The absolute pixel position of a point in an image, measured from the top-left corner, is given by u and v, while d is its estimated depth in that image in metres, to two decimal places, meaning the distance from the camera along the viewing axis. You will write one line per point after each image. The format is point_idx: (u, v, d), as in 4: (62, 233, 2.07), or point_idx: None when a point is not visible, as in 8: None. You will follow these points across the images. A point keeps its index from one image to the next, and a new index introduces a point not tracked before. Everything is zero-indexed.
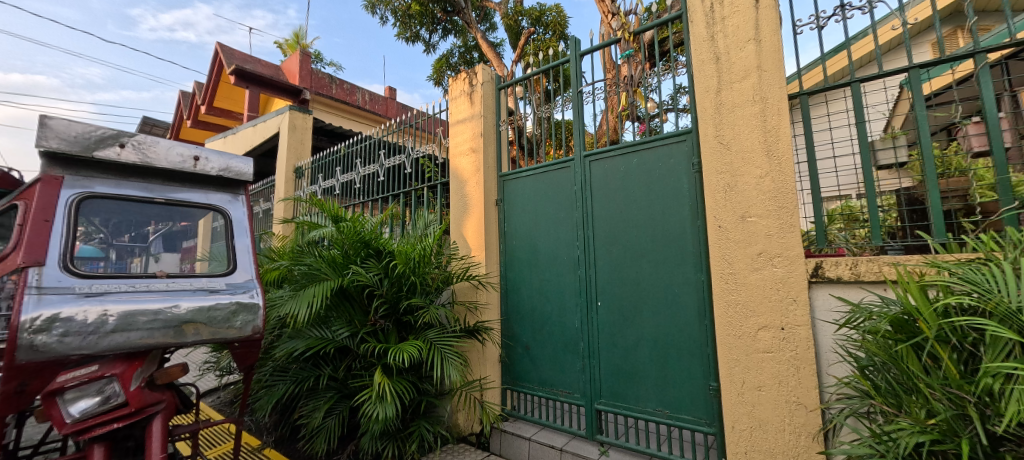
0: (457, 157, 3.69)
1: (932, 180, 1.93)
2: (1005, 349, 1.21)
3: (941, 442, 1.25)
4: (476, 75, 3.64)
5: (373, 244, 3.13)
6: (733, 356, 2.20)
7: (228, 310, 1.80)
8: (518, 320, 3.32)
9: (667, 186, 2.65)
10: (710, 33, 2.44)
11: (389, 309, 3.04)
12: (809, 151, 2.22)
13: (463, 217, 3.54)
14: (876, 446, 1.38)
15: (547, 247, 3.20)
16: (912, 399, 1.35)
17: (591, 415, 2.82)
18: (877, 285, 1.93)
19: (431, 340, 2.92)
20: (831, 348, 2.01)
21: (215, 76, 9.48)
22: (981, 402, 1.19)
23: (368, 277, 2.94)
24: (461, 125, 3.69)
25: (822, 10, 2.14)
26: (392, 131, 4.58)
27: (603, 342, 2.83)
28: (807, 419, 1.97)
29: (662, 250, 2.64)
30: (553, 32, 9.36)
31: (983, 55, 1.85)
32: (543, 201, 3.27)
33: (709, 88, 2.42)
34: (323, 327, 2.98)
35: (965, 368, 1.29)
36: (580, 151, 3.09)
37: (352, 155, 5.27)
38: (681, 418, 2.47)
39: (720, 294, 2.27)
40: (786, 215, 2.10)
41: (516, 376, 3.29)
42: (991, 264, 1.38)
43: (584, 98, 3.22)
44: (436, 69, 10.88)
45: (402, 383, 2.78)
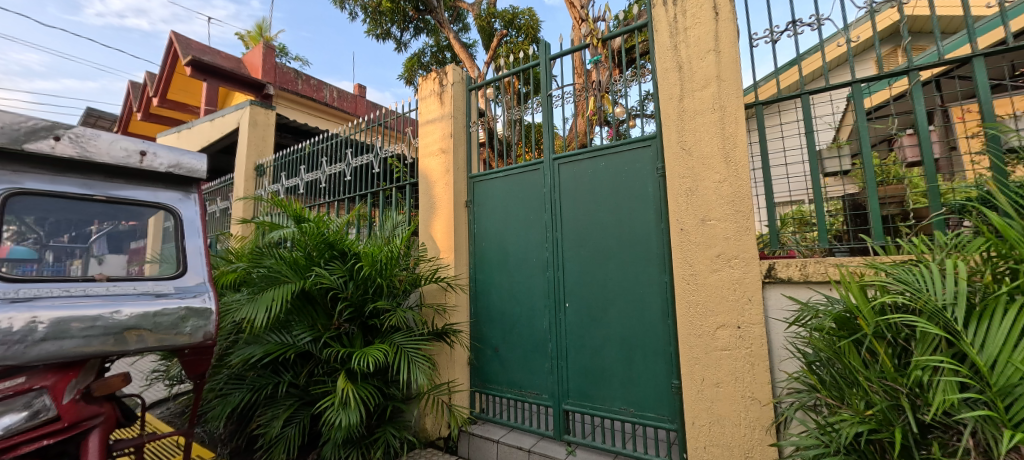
0: (426, 158, 3.64)
1: (872, 187, 2.08)
2: (933, 343, 1.32)
3: (878, 431, 1.33)
4: (446, 76, 3.61)
5: (338, 245, 3.05)
6: (693, 354, 2.27)
7: (177, 316, 1.69)
8: (487, 322, 3.31)
9: (633, 190, 2.72)
10: (673, 42, 2.53)
11: (354, 312, 2.96)
12: (764, 158, 2.34)
13: (431, 218, 3.50)
14: (822, 436, 1.47)
15: (516, 249, 3.21)
16: (853, 391, 1.44)
17: (559, 415, 2.84)
18: (823, 285, 2.05)
19: (399, 344, 2.86)
20: (783, 345, 2.12)
21: (169, 68, 8.96)
22: (913, 393, 1.29)
23: (331, 280, 2.85)
24: (431, 125, 3.65)
25: (776, 25, 2.26)
26: (359, 130, 4.48)
27: (571, 343, 2.86)
28: (761, 413, 2.07)
29: (628, 252, 2.70)
30: (525, 35, 9.44)
31: (916, 73, 2.01)
32: (513, 203, 3.28)
33: (672, 95, 2.51)
34: (283, 332, 2.87)
35: (899, 361, 1.39)
36: (550, 154, 3.12)
37: (317, 153, 5.11)
38: (646, 416, 2.53)
39: (682, 294, 2.34)
40: (742, 219, 2.20)
41: (485, 379, 3.27)
42: (922, 265, 1.50)
43: (554, 102, 3.27)
44: (407, 68, 10.75)
45: (366, 388, 2.71)
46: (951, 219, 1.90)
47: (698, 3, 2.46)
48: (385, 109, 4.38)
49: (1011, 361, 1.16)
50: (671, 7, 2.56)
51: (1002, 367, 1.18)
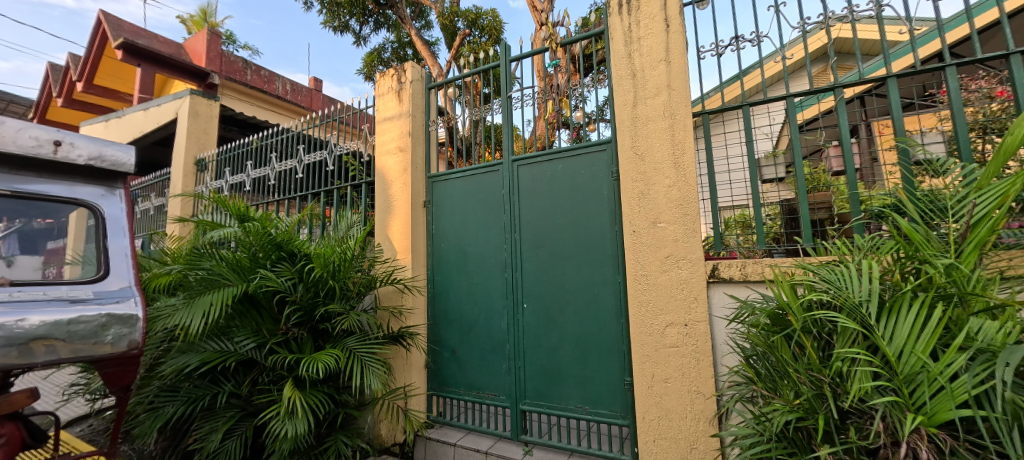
0: (383, 156, 3.55)
1: (803, 194, 2.25)
2: (851, 337, 1.46)
3: (804, 419, 1.44)
4: (404, 73, 3.54)
5: (287, 246, 2.90)
6: (645, 352, 2.36)
7: (96, 324, 1.53)
8: (445, 324, 3.27)
9: (589, 192, 2.79)
10: (628, 51, 2.62)
11: (303, 317, 2.82)
12: (710, 164, 2.47)
13: (388, 219, 3.41)
14: (757, 426, 1.57)
15: (475, 250, 3.20)
16: (784, 383, 1.55)
17: (516, 415, 2.86)
18: (760, 284, 2.19)
19: (352, 349, 2.76)
20: (725, 341, 2.24)
21: (96, 50, 8.17)
22: (834, 382, 1.41)
23: (278, 283, 2.71)
24: (388, 123, 3.56)
25: (721, 40, 2.40)
26: (313, 125, 4.28)
27: (529, 344, 2.89)
28: (705, 406, 2.18)
29: (584, 254, 2.76)
30: (489, 36, 9.45)
31: (841, 90, 2.20)
32: (472, 204, 3.27)
33: (626, 101, 2.59)
34: (224, 339, 2.70)
35: (823, 352, 1.52)
36: (509, 155, 3.13)
37: (265, 148, 4.83)
38: (600, 413, 2.60)
39: (635, 294, 2.42)
40: (690, 222, 2.31)
41: (442, 381, 3.23)
42: (843, 265, 1.64)
43: (514, 104, 3.29)
44: (366, 63, 10.46)
45: (316, 396, 2.59)
46: (869, 223, 2.09)
47: (650, 14, 2.56)
48: (342, 103, 4.23)
49: (915, 352, 1.30)
50: (626, 16, 2.65)
51: (907, 357, 1.32)
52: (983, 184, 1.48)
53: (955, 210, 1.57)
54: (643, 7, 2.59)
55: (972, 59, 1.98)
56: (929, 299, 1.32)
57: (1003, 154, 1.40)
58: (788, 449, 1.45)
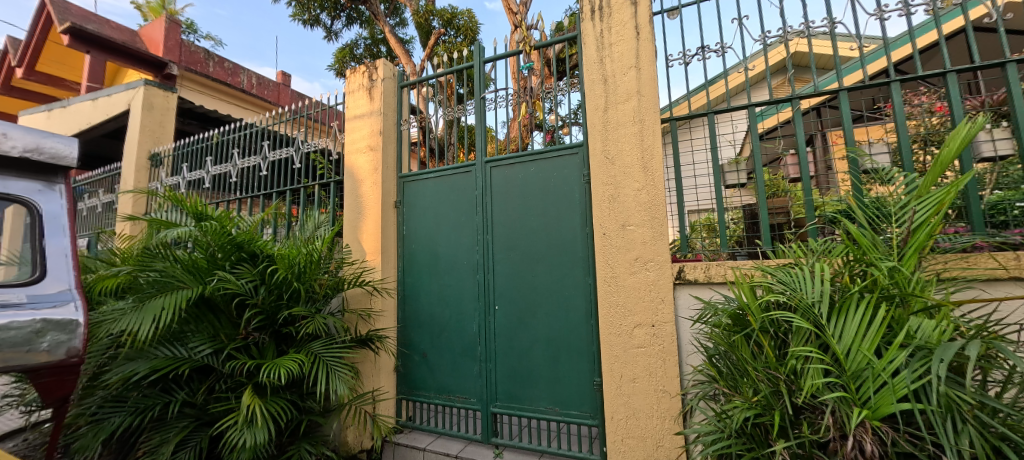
0: (353, 155, 3.46)
1: (763, 199, 2.35)
2: (805, 336, 1.53)
3: (762, 415, 1.50)
4: (376, 70, 3.46)
5: (248, 247, 2.77)
6: (613, 352, 2.40)
7: (30, 330, 1.41)
8: (416, 326, 3.22)
9: (561, 195, 2.82)
10: (600, 56, 2.66)
11: (265, 320, 2.71)
12: (677, 169, 2.54)
13: (357, 220, 3.32)
14: (718, 423, 1.62)
15: (447, 252, 3.17)
16: (743, 381, 1.61)
17: (487, 418, 2.85)
18: (723, 286, 2.27)
19: (317, 353, 2.67)
20: (690, 340, 2.30)
21: (39, 33, 7.60)
22: (789, 379, 1.48)
23: (238, 285, 2.59)
24: (359, 121, 3.48)
25: (688, 49, 2.47)
26: (279, 121, 4.12)
27: (500, 346, 2.88)
28: (670, 404, 2.24)
29: (555, 255, 2.79)
30: (464, 36, 9.41)
31: (797, 101, 2.32)
32: (444, 205, 3.24)
33: (598, 106, 2.64)
34: (177, 344, 2.56)
35: (780, 351, 1.59)
36: (481, 157, 3.13)
37: (227, 144, 4.63)
38: (570, 414, 2.62)
39: (604, 295, 2.46)
40: (657, 225, 2.37)
41: (412, 385, 3.17)
42: (798, 267, 1.72)
43: (487, 105, 3.29)
44: (337, 58, 10.22)
45: (278, 403, 2.48)
46: (823, 228, 2.21)
47: (621, 21, 2.62)
48: (310, 99, 4.09)
49: (861, 349, 1.38)
50: (598, 22, 2.70)
51: (854, 354, 1.40)
52: (923, 192, 1.59)
53: (898, 217, 1.67)
54: (615, 14, 2.64)
55: (914, 76, 2.12)
56: (874, 300, 1.41)
57: (939, 164, 1.51)
58: (747, 445, 1.50)
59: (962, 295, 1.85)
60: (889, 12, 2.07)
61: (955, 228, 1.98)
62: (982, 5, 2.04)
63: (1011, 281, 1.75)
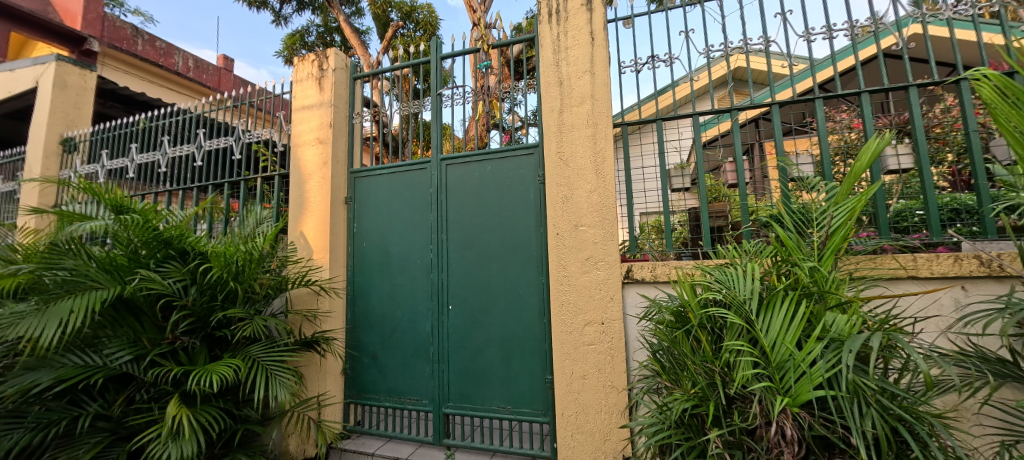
0: (300, 147, 3.28)
1: (704, 203, 2.49)
2: (738, 331, 1.64)
3: (698, 406, 1.59)
4: (326, 59, 3.31)
5: (178, 243, 2.56)
6: (565, 350, 2.45)
7: None
8: (365, 327, 3.11)
9: (516, 195, 2.84)
10: (556, 59, 2.71)
11: (195, 323, 2.50)
12: (627, 172, 2.63)
13: (303, 216, 3.16)
14: (659, 415, 1.70)
15: (400, 251, 3.09)
16: (683, 374, 1.70)
17: (439, 419, 2.81)
18: (666, 285, 2.37)
19: (255, 357, 2.50)
20: (636, 337, 2.38)
21: None
22: (724, 371, 1.58)
23: (164, 285, 2.39)
24: (307, 112, 3.31)
25: (640, 57, 2.57)
26: (218, 107, 3.83)
27: (453, 346, 2.85)
28: (617, 399, 2.32)
29: (509, 255, 2.80)
30: (423, 31, 9.26)
31: (735, 113, 2.49)
32: (397, 202, 3.15)
33: (553, 108, 2.68)
34: (90, 351, 2.33)
35: (716, 345, 1.70)
36: (436, 154, 3.08)
37: (155, 130, 4.23)
38: (522, 412, 2.65)
39: (557, 294, 2.51)
40: (608, 225, 2.45)
41: (361, 388, 3.06)
42: (734, 266, 1.84)
43: (444, 102, 3.25)
44: (286, 45, 9.68)
45: (209, 412, 2.31)
46: (756, 230, 2.38)
47: (577, 26, 2.68)
48: (254, 86, 3.84)
49: (784, 343, 1.50)
50: (554, 26, 2.74)
51: (779, 347, 1.52)
52: (840, 199, 1.75)
53: (819, 221, 1.82)
54: (571, 19, 2.70)
55: (835, 94, 2.32)
56: (796, 298, 1.54)
57: (853, 175, 1.67)
58: (685, 435, 1.59)
59: (870, 292, 2.06)
60: (815, 35, 2.26)
61: (867, 232, 2.21)
62: (891, 35, 2.28)
63: (909, 280, 1.97)
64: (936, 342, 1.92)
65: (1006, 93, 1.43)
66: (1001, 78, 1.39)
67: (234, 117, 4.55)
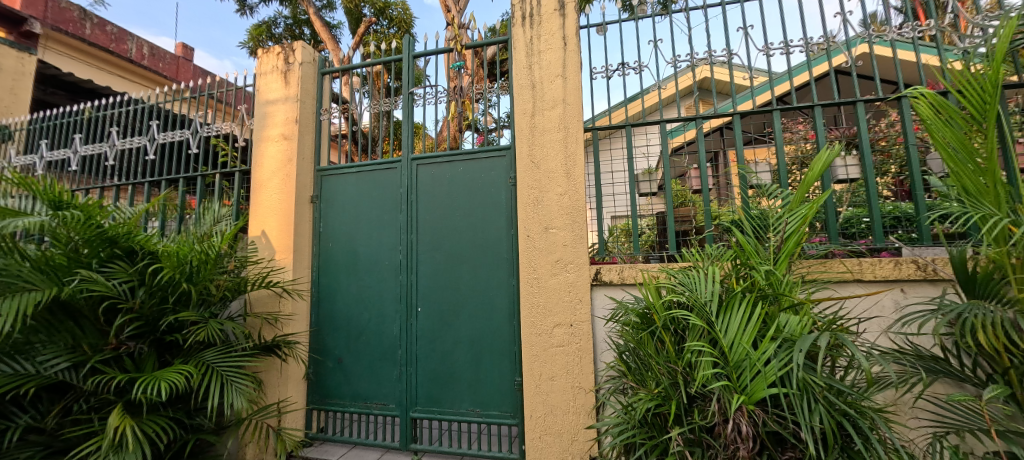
0: (263, 143, 3.15)
1: (670, 207, 2.56)
2: (699, 332, 1.70)
3: (661, 405, 1.64)
4: (293, 53, 3.20)
5: (125, 242, 2.40)
6: (534, 352, 2.46)
7: None
8: (330, 330, 3.02)
9: (487, 196, 2.83)
10: (529, 62, 2.72)
11: (142, 327, 2.36)
12: (597, 176, 2.67)
13: (265, 215, 3.03)
14: (625, 415, 1.74)
15: (368, 252, 3.02)
16: (648, 374, 1.74)
17: (406, 424, 2.76)
18: (633, 287, 2.42)
19: (209, 363, 2.37)
20: (603, 338, 2.42)
21: None
22: (685, 371, 1.63)
23: (108, 286, 2.23)
24: (271, 106, 3.18)
25: (611, 64, 2.63)
26: (173, 98, 3.62)
27: (421, 349, 2.81)
28: (585, 400, 2.35)
29: (479, 256, 2.79)
30: (397, 28, 9.13)
31: (700, 122, 2.58)
32: (366, 202, 3.08)
33: (525, 111, 2.69)
34: (21, 359, 2.15)
35: (678, 346, 1.75)
36: (407, 154, 3.03)
37: (102, 120, 3.95)
38: (490, 415, 2.63)
39: (526, 296, 2.51)
40: (578, 228, 2.48)
41: (325, 394, 2.96)
42: (696, 269, 1.90)
43: (416, 101, 3.21)
44: (252, 35, 9.31)
45: (157, 422, 2.17)
46: (718, 235, 2.47)
47: (550, 31, 2.71)
48: (215, 77, 3.65)
49: (741, 343, 1.56)
50: (528, 29, 2.76)
51: (737, 347, 1.58)
52: (794, 205, 1.84)
53: (775, 227, 1.91)
54: (545, 23, 2.73)
55: (791, 107, 2.45)
56: (752, 300, 1.60)
57: (806, 184, 1.76)
58: (648, 434, 1.63)
59: (820, 294, 2.18)
60: (774, 50, 2.38)
61: (818, 238, 2.34)
62: (841, 53, 2.43)
63: (855, 282, 2.10)
64: (878, 341, 2.05)
65: (939, 110, 1.56)
66: (935, 96, 1.54)
67: (192, 109, 4.31)
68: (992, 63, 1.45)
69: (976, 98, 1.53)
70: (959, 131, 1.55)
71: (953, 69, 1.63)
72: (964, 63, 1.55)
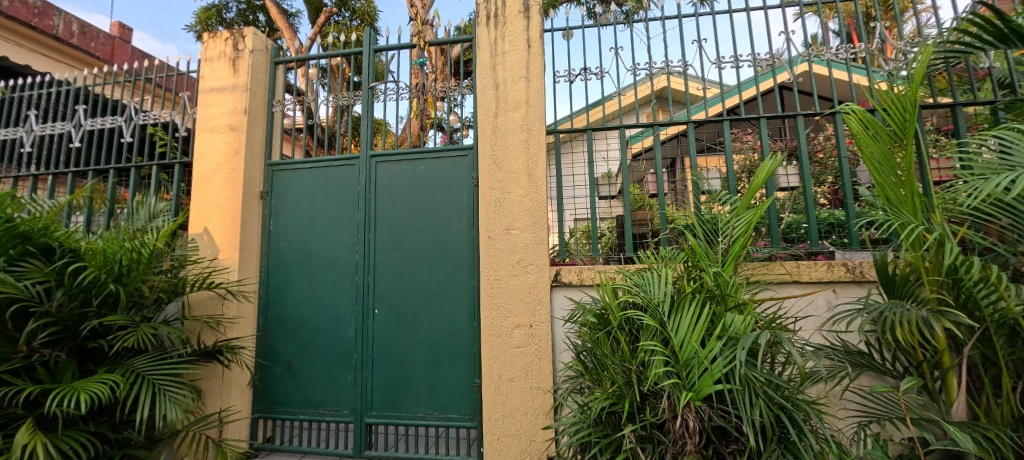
0: (207, 134, 2.95)
1: (627, 211, 2.64)
2: (652, 332, 1.76)
3: (616, 403, 1.68)
4: (242, 39, 3.01)
5: (41, 238, 2.18)
6: (493, 353, 2.45)
7: None
8: (280, 334, 2.86)
9: (448, 196, 2.79)
10: (493, 62, 2.72)
11: (61, 333, 2.13)
12: (558, 179, 2.70)
13: (209, 211, 2.84)
14: (581, 414, 1.77)
15: (322, 252, 2.89)
16: (603, 373, 1.78)
17: (360, 430, 2.66)
18: (591, 288, 2.47)
19: (139, 371, 2.18)
20: (562, 339, 2.45)
21: None
22: (639, 370, 1.68)
23: (18, 287, 2.01)
24: (217, 95, 2.98)
25: (573, 68, 2.67)
26: (104, 82, 3.30)
27: (378, 352, 2.72)
28: (543, 400, 2.36)
29: (440, 257, 2.74)
30: (360, 21, 8.84)
31: (657, 129, 2.68)
32: (321, 199, 2.95)
33: (488, 111, 2.68)
34: None
35: (633, 345, 1.81)
36: (366, 150, 2.93)
37: (18, 102, 3.55)
38: (449, 418, 2.59)
39: (487, 297, 2.50)
40: (538, 230, 2.49)
41: (273, 401, 2.81)
42: (651, 270, 1.97)
43: (376, 96, 3.11)
44: (199, 18, 8.72)
45: (75, 438, 1.96)
46: (672, 238, 2.56)
47: (514, 32, 2.71)
48: (154, 60, 3.37)
49: (689, 342, 1.63)
50: (492, 29, 2.75)
51: (686, 346, 1.63)
52: (741, 211, 1.95)
53: (724, 231, 2.01)
54: (509, 24, 2.73)
55: (739, 118, 2.58)
56: (701, 301, 1.67)
57: (751, 191, 1.86)
58: (603, 432, 1.67)
59: (762, 295, 2.32)
60: (725, 63, 2.51)
61: (762, 242, 2.48)
62: (785, 70, 2.59)
63: (793, 284, 2.24)
64: (812, 338, 2.21)
65: (867, 126, 1.69)
66: (864, 113, 1.67)
67: (126, 94, 3.96)
68: (912, 85, 1.60)
69: (898, 117, 1.67)
70: (884, 147, 1.68)
71: (879, 90, 1.77)
72: (888, 83, 1.70)
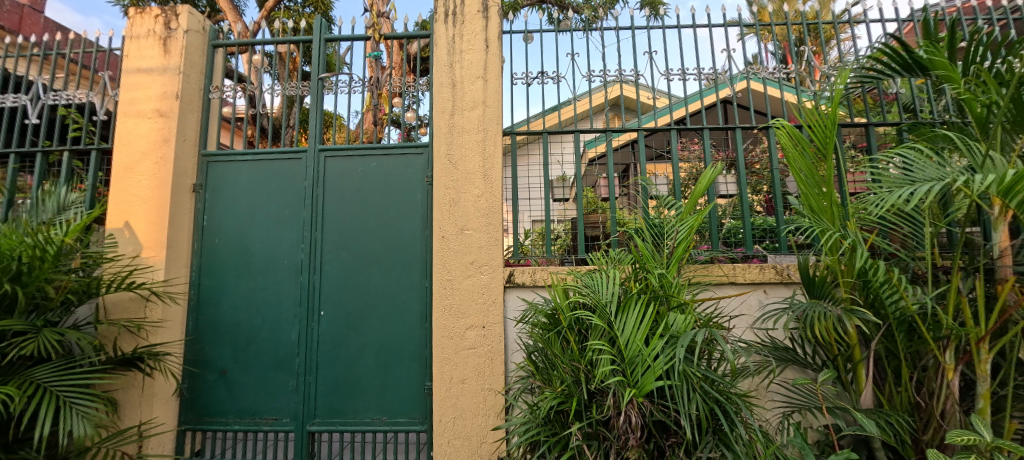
0: (130, 119, 2.68)
1: (580, 213, 2.70)
2: (600, 331, 1.81)
3: (565, 402, 1.71)
4: (176, 17, 2.77)
5: None
6: (445, 355, 2.41)
7: None
8: (212, 338, 2.66)
9: (401, 194, 2.72)
10: (450, 60, 2.68)
11: None
12: (513, 181, 2.71)
13: (131, 204, 2.58)
14: (531, 414, 1.78)
15: (263, 250, 2.72)
16: (553, 373, 1.81)
17: (302, 438, 2.52)
18: (543, 288, 2.50)
19: (40, 382, 1.94)
20: (515, 339, 2.46)
21: None
22: (587, 369, 1.72)
23: None
24: (144, 77, 2.72)
25: (531, 71, 2.69)
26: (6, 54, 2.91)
27: (323, 356, 2.60)
28: (494, 401, 2.36)
29: (391, 257, 2.67)
30: (314, 8, 8.47)
31: (610, 135, 2.76)
32: (263, 194, 2.78)
33: (444, 109, 2.64)
34: None
35: (582, 344, 1.85)
36: (314, 144, 2.79)
37: None
38: (397, 422, 2.52)
39: (439, 298, 2.46)
40: (493, 231, 2.49)
41: (202, 411, 2.60)
42: (601, 271, 2.03)
43: (327, 88, 2.97)
44: None
45: None
46: (622, 240, 2.65)
47: (473, 31, 2.70)
48: (70, 33, 3.02)
49: (633, 341, 1.69)
50: (450, 27, 2.72)
51: (631, 344, 1.69)
52: (684, 215, 2.05)
53: (669, 234, 2.11)
54: (467, 23, 2.71)
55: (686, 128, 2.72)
56: (645, 301, 1.75)
57: (694, 196, 1.97)
58: (551, 431, 1.70)
59: (703, 295, 2.45)
60: (673, 76, 2.63)
61: (704, 245, 2.63)
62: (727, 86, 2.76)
63: (729, 284, 2.39)
64: (745, 335, 2.37)
65: (795, 141, 1.80)
66: (794, 129, 1.80)
67: (34, 69, 3.51)
68: (833, 105, 1.75)
69: (822, 134, 1.80)
70: (810, 161, 1.81)
71: (807, 109, 1.92)
72: (815, 103, 1.83)
